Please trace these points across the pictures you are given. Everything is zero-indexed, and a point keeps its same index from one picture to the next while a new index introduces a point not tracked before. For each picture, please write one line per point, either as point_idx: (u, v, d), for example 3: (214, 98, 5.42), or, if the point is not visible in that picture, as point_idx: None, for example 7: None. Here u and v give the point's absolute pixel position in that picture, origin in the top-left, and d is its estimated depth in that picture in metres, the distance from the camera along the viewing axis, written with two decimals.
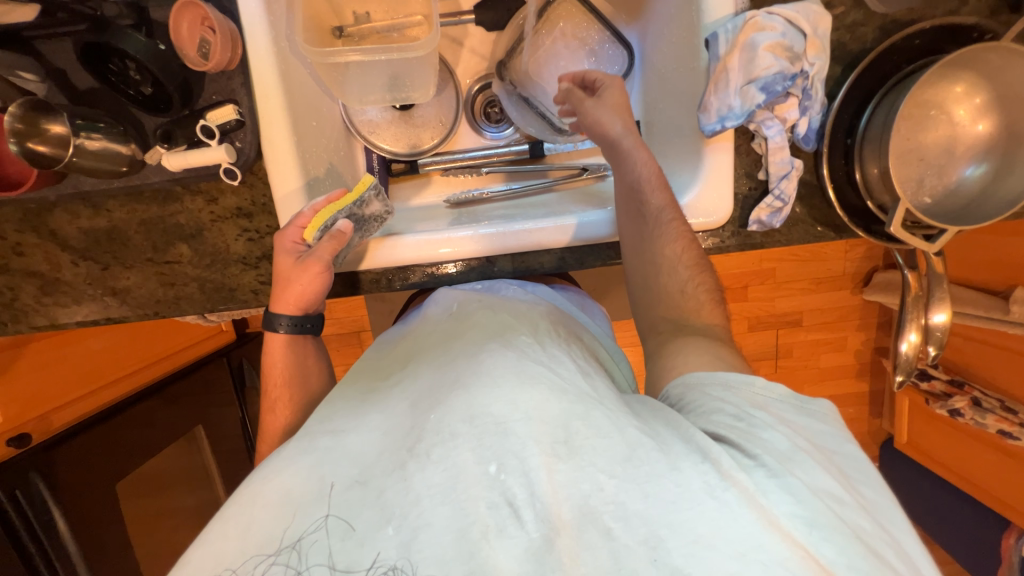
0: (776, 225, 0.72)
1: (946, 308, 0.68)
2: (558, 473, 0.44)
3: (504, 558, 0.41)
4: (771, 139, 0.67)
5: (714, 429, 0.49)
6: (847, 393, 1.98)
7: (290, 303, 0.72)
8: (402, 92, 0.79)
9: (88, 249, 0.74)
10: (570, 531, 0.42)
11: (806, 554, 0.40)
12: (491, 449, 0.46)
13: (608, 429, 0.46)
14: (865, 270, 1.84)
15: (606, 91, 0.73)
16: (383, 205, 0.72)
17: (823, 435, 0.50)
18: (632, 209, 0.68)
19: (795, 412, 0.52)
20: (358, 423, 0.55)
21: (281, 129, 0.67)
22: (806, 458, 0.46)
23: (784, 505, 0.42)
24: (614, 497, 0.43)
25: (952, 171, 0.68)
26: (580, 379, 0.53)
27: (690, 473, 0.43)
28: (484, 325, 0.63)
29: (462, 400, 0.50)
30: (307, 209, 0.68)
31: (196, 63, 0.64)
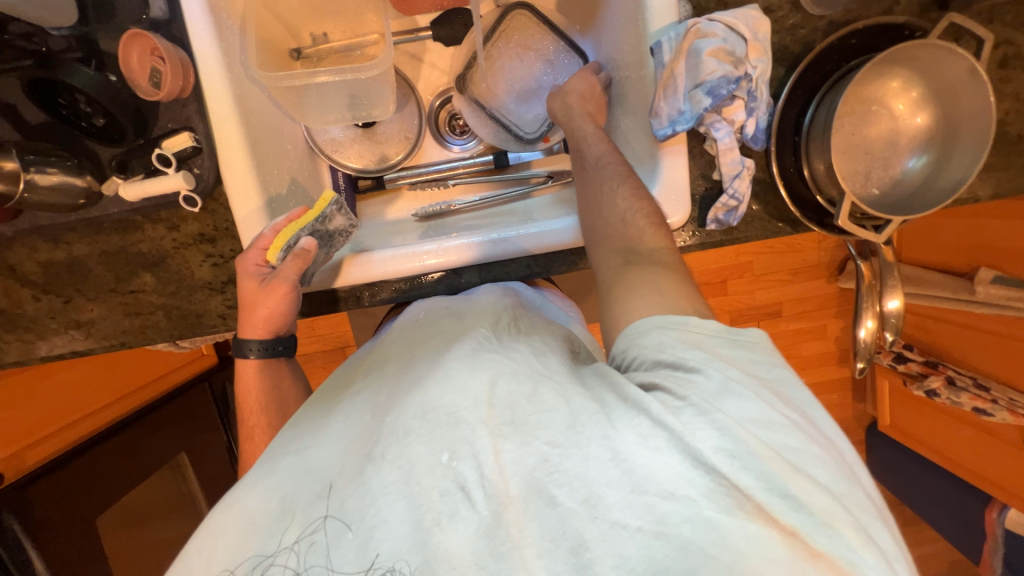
0: (733, 224, 0.73)
1: (898, 296, 0.71)
2: (504, 452, 0.45)
3: (456, 541, 0.43)
4: (720, 141, 0.69)
5: (649, 379, 0.47)
6: (830, 379, 2.02)
7: (259, 326, 0.72)
8: (362, 110, 0.79)
9: (49, 284, 0.73)
10: (517, 504, 0.43)
11: (731, 487, 0.41)
12: (442, 439, 0.47)
13: (554, 403, 0.47)
14: (838, 259, 1.88)
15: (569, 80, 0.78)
16: (346, 219, 0.73)
17: (758, 362, 0.49)
18: (577, 166, 0.72)
19: (729, 345, 0.49)
20: (321, 436, 0.55)
21: (238, 152, 0.67)
22: (737, 391, 0.45)
23: (710, 442, 0.42)
24: (557, 465, 0.44)
25: (895, 162, 0.71)
26: (531, 358, 0.54)
27: (623, 428, 0.44)
28: (448, 330, 0.65)
29: (415, 399, 0.51)
30: (267, 230, 0.68)
31: (148, 93, 0.64)
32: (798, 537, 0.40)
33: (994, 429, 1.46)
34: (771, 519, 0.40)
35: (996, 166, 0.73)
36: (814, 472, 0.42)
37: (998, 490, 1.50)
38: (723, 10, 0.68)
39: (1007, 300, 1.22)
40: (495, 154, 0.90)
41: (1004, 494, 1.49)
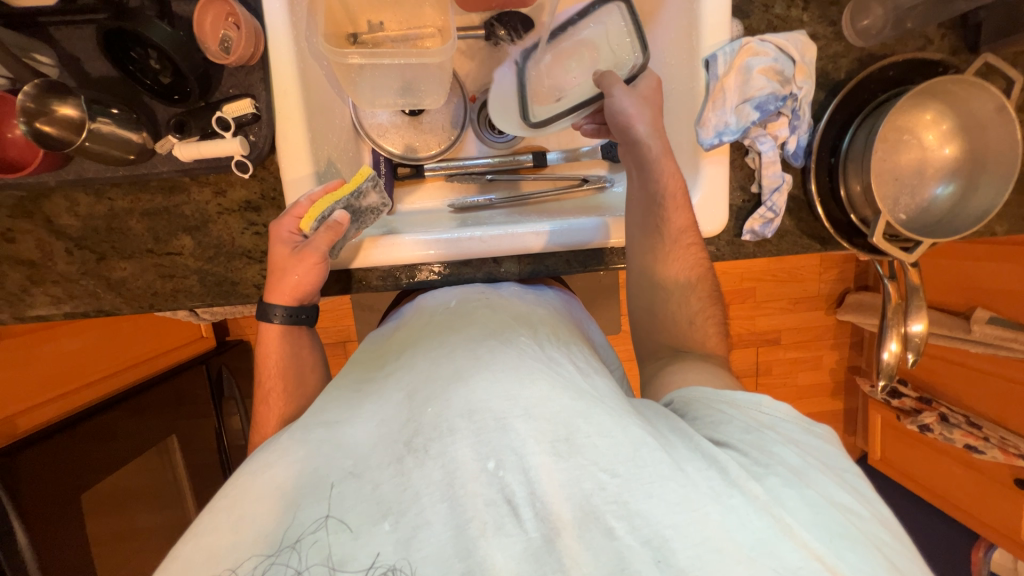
0: (768, 236, 0.76)
1: (923, 318, 0.74)
2: (557, 471, 0.44)
3: (502, 557, 0.42)
4: (764, 154, 0.72)
5: (724, 436, 0.51)
6: (822, 411, 2.07)
7: (286, 293, 0.70)
8: (414, 97, 0.81)
9: (85, 238, 0.72)
10: (572, 528, 0.43)
11: (823, 563, 0.41)
12: (488, 445, 0.46)
13: (611, 428, 0.47)
14: (837, 292, 1.94)
15: (642, 82, 0.73)
16: (379, 198, 0.72)
17: (826, 451, 0.52)
18: (651, 223, 0.71)
19: (802, 432, 0.53)
20: (354, 415, 0.53)
21: (297, 124, 0.69)
22: (818, 472, 0.48)
23: (803, 516, 0.44)
24: (616, 496, 0.44)
25: (924, 188, 0.75)
26: (580, 378, 0.54)
27: (691, 471, 0.46)
28: (483, 323, 0.64)
29: (458, 395, 0.49)
30: (304, 200, 0.69)
31: (217, 56, 0.65)
32: None
33: (986, 468, 1.48)
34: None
35: (1015, 205, 0.77)
36: (874, 529, 0.45)
37: (989, 530, 1.53)
38: (773, 32, 0.73)
39: (1002, 340, 1.26)
40: (534, 154, 0.91)
41: (993, 532, 1.52)
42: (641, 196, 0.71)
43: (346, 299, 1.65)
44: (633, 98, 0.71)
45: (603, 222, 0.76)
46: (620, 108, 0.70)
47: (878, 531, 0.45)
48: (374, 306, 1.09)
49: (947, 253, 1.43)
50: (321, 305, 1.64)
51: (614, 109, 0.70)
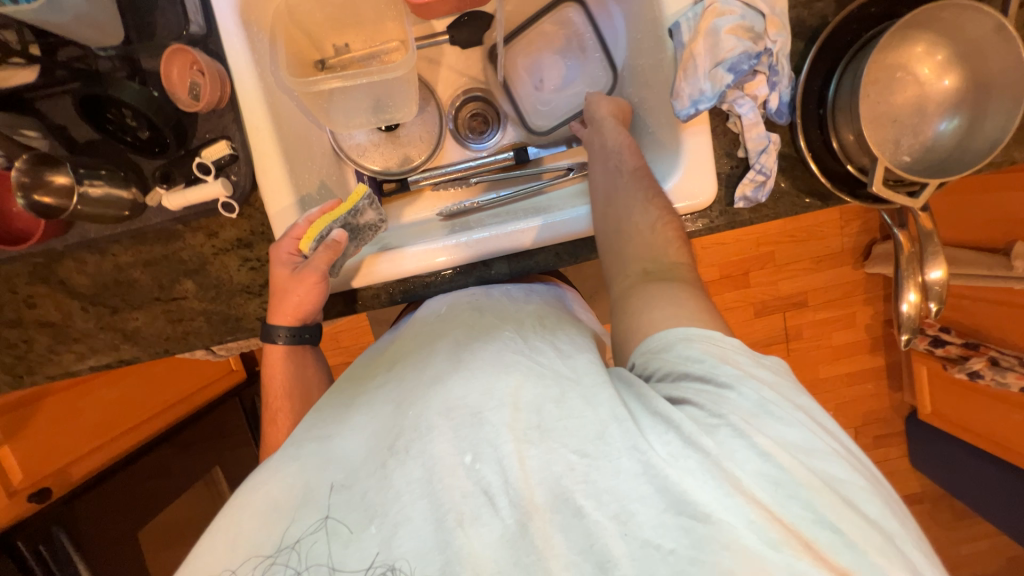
0: (762, 199, 0.73)
1: (941, 266, 0.69)
2: (529, 458, 0.45)
3: (480, 544, 0.43)
4: (745, 117, 0.69)
5: (681, 393, 0.48)
6: (862, 369, 1.98)
7: (288, 314, 0.72)
8: (386, 112, 0.82)
9: (98, 294, 0.76)
10: (545, 512, 0.44)
11: (772, 515, 0.41)
12: (466, 440, 0.47)
13: (581, 409, 0.47)
14: (863, 244, 1.85)
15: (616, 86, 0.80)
16: (376, 215, 0.76)
17: (781, 382, 0.49)
18: (609, 167, 0.69)
19: (755, 364, 0.49)
20: (343, 426, 0.54)
21: (274, 158, 0.70)
22: (773, 410, 0.45)
23: (757, 468, 0.42)
24: (585, 475, 0.44)
25: (926, 126, 0.70)
26: (557, 364, 0.53)
27: (653, 439, 0.44)
28: (469, 322, 0.64)
29: (437, 394, 0.51)
30: (301, 221, 0.70)
31: (187, 105, 0.67)
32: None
33: None
34: (813, 551, 0.40)
35: None
36: (832, 470, 0.43)
37: None
38: None
39: None
40: (515, 151, 0.90)
41: None
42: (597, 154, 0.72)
43: (363, 317, 1.68)
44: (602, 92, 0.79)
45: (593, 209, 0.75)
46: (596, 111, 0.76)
47: (863, 494, 0.43)
48: (385, 321, 1.11)
49: (974, 187, 1.31)
50: (340, 325, 1.68)
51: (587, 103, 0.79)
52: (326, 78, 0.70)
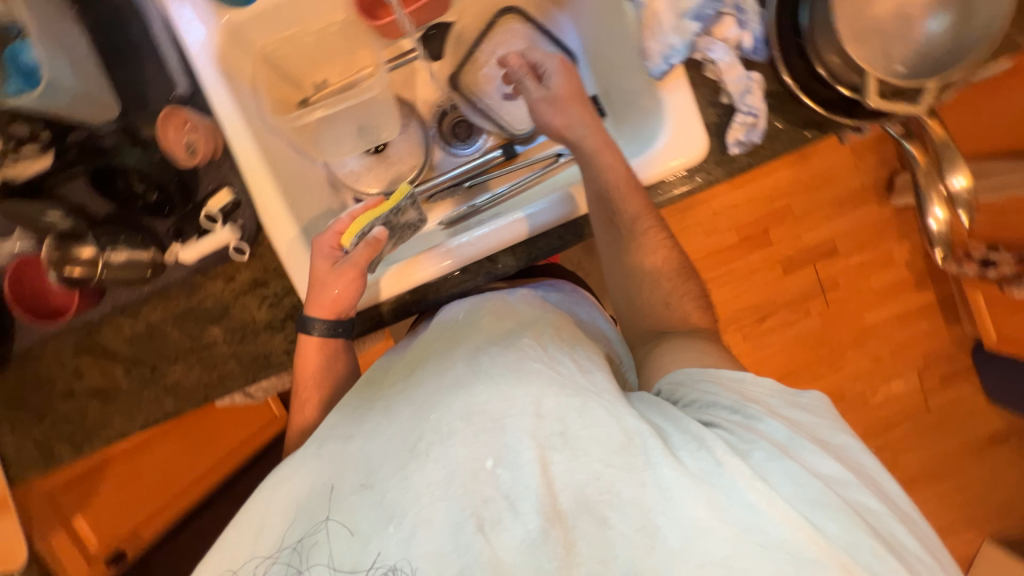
0: (757, 141, 0.71)
1: (964, 171, 0.65)
2: (553, 464, 0.49)
3: (502, 548, 0.46)
4: (719, 61, 0.68)
5: (711, 416, 0.53)
6: (912, 308, 1.87)
7: (325, 306, 0.73)
8: (371, 135, 0.86)
9: (138, 357, 0.80)
10: (569, 520, 0.47)
11: (803, 529, 0.45)
12: (487, 446, 0.50)
13: (604, 421, 0.51)
14: (881, 178, 1.77)
15: (550, 75, 0.76)
16: (416, 213, 0.77)
17: (814, 422, 0.55)
18: (605, 217, 0.71)
19: (790, 405, 0.55)
20: (365, 427, 0.56)
21: (274, 198, 0.73)
22: (803, 443, 0.51)
23: (785, 485, 0.47)
24: (609, 485, 0.48)
25: (915, 28, 0.67)
26: (578, 376, 0.56)
27: (685, 456, 0.49)
28: (491, 331, 0.64)
29: (459, 400, 0.53)
30: (345, 217, 0.73)
31: (185, 162, 0.72)
32: None
33: None
34: (847, 567, 0.43)
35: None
36: (860, 499, 0.48)
37: None
38: None
39: None
40: (503, 148, 0.91)
41: None
42: (589, 193, 0.71)
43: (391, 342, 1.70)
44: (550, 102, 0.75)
45: (558, 199, 0.74)
46: (547, 119, 0.74)
47: (883, 522, 0.48)
48: None
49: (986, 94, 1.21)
50: None
51: (542, 122, 0.76)
52: (308, 110, 0.75)
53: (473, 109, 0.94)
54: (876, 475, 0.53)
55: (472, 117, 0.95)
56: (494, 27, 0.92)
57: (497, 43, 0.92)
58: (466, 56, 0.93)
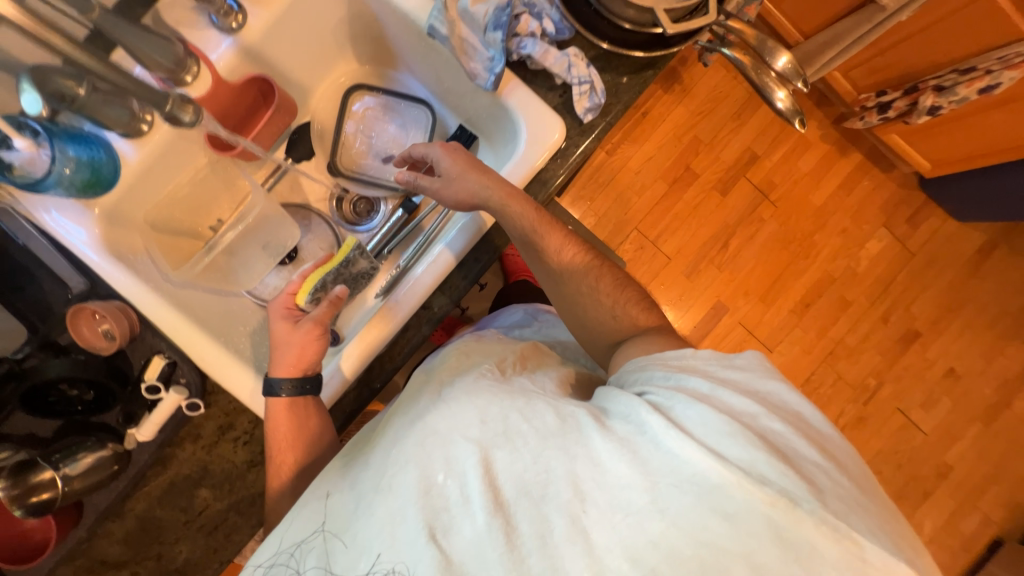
0: (603, 101, 0.76)
1: (785, 52, 0.71)
2: (499, 461, 0.55)
3: (460, 543, 0.52)
4: (534, 53, 0.73)
5: (645, 386, 0.61)
6: (847, 173, 1.94)
7: (291, 363, 0.74)
8: (278, 251, 0.90)
9: (138, 553, 0.78)
10: (510, 506, 0.53)
11: (710, 455, 0.50)
12: (441, 460, 0.56)
13: (541, 416, 0.57)
14: None
15: (440, 165, 0.78)
16: (367, 263, 0.85)
17: (746, 375, 0.59)
18: (534, 257, 0.80)
19: (724, 366, 0.61)
20: (345, 472, 0.62)
21: (208, 346, 0.76)
22: (723, 388, 0.56)
23: (698, 411, 0.54)
24: (545, 471, 0.54)
25: None
26: (529, 386, 0.64)
27: (615, 425, 0.55)
28: (455, 369, 0.71)
29: (418, 429, 0.59)
30: (298, 277, 0.80)
31: (109, 347, 0.71)
32: (771, 494, 0.47)
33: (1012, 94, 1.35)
34: (750, 479, 0.48)
35: None
36: (776, 430, 0.53)
37: None
38: None
39: None
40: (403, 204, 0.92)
41: None
42: (516, 241, 0.78)
43: None
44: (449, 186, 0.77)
45: (463, 228, 0.80)
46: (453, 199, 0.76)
47: (801, 454, 0.51)
48: None
49: None
50: None
51: (451, 204, 0.78)
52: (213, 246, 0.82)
53: (361, 184, 0.99)
54: (816, 430, 0.56)
55: (363, 190, 0.99)
56: (352, 105, 0.96)
57: (358, 119, 0.98)
58: (336, 142, 0.98)
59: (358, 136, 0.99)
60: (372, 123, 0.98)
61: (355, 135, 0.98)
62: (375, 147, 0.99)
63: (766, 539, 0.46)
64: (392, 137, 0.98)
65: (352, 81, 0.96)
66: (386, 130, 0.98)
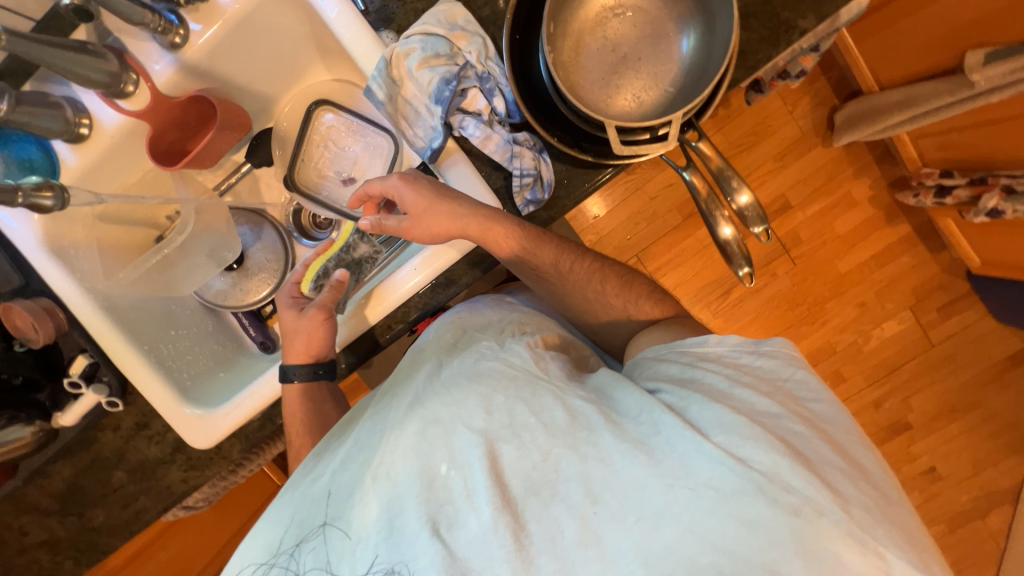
0: (547, 196, 0.70)
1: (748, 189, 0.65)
2: (506, 454, 0.54)
3: (466, 531, 0.52)
4: (473, 138, 0.66)
5: (658, 382, 0.60)
6: (889, 245, 1.71)
7: (302, 350, 0.77)
8: (223, 259, 0.90)
9: (64, 508, 0.89)
10: (519, 504, 0.52)
11: (740, 464, 0.48)
12: (441, 451, 0.56)
13: (541, 407, 0.56)
14: (818, 119, 1.63)
15: (404, 198, 0.69)
16: (369, 247, 0.83)
17: (769, 366, 0.59)
18: (531, 274, 0.75)
19: (749, 354, 0.60)
20: (337, 448, 0.62)
21: (130, 352, 0.80)
22: (744, 387, 0.56)
23: (717, 427, 0.51)
24: (553, 466, 0.53)
25: (672, 47, 0.65)
26: (529, 364, 0.61)
27: (628, 424, 0.54)
28: (449, 343, 0.69)
29: (414, 414, 0.58)
30: (302, 265, 0.84)
31: (34, 340, 0.76)
32: (804, 510, 0.46)
33: None
34: (787, 493, 0.47)
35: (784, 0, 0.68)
36: (805, 430, 0.52)
37: None
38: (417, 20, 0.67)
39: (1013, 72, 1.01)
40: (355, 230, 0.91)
41: None
42: (505, 262, 0.72)
43: None
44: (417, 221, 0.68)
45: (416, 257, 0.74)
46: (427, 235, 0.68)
47: (831, 461, 0.50)
48: None
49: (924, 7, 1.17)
50: None
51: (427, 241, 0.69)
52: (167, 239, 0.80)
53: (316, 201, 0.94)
54: (824, 415, 0.55)
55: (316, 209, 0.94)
56: (313, 118, 0.92)
57: (322, 134, 0.93)
58: (294, 154, 0.93)
59: (319, 150, 0.94)
60: (336, 138, 0.94)
61: (316, 149, 0.94)
62: (335, 166, 0.94)
63: (789, 551, 0.45)
64: (354, 159, 0.94)
65: (318, 95, 0.91)
66: (348, 151, 0.94)
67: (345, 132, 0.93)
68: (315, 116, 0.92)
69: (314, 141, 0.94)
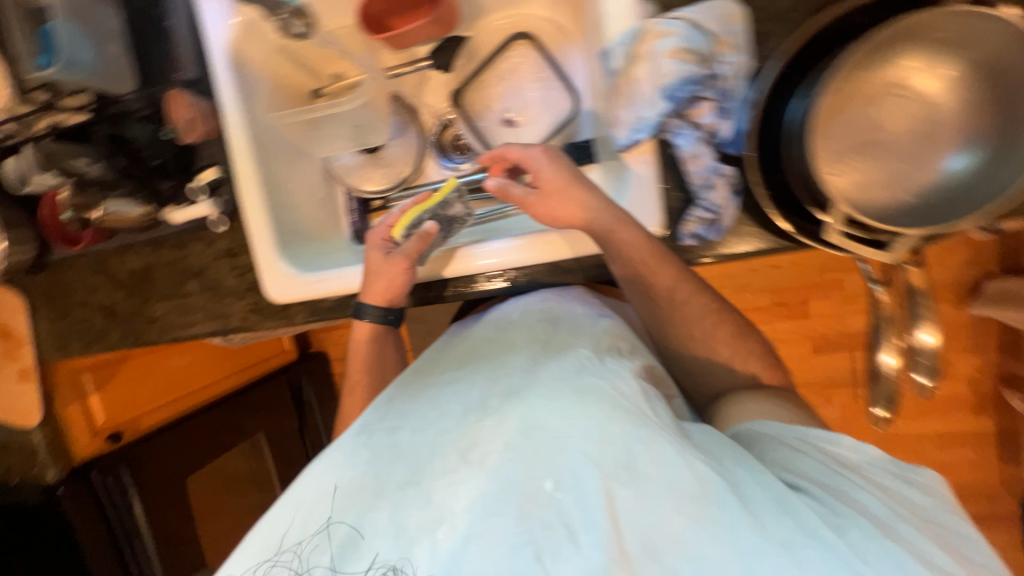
0: (715, 239, 0.68)
1: (934, 329, 0.67)
2: (619, 496, 0.50)
3: (569, 565, 0.48)
4: (682, 149, 0.65)
5: (792, 480, 0.54)
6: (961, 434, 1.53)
7: (379, 295, 0.77)
8: (364, 137, 0.84)
9: (133, 287, 0.94)
10: (635, 564, 0.48)
11: None
12: (547, 467, 0.52)
13: (669, 459, 0.50)
14: (967, 277, 1.39)
15: (539, 174, 0.68)
16: (462, 208, 0.79)
17: (922, 499, 0.54)
18: (641, 292, 0.71)
19: (894, 477, 0.55)
20: (412, 419, 0.60)
21: (253, 185, 0.82)
22: (901, 520, 0.50)
23: (887, 570, 0.45)
24: (679, 535, 0.48)
25: (932, 160, 0.65)
26: (642, 400, 0.56)
27: (765, 518, 0.48)
28: (543, 339, 0.67)
29: (515, 414, 0.56)
30: (397, 211, 0.77)
31: (183, 134, 0.81)
32: None
33: None
34: None
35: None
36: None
37: None
38: (688, 5, 0.64)
39: None
40: None
41: None
42: (617, 270, 0.69)
43: None
44: (546, 202, 0.68)
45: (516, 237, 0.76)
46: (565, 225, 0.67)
47: None
48: None
49: None
50: None
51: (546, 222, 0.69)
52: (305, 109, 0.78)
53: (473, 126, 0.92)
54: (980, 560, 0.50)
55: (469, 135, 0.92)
56: (509, 47, 0.89)
57: (507, 66, 0.90)
58: (472, 73, 0.91)
59: (494, 79, 0.91)
60: (520, 75, 0.90)
61: (493, 76, 0.91)
62: (507, 100, 0.91)
63: None
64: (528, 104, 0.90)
65: (527, 27, 0.88)
66: (524, 93, 0.90)
67: (532, 73, 0.89)
68: (512, 46, 0.89)
69: (495, 68, 0.90)
